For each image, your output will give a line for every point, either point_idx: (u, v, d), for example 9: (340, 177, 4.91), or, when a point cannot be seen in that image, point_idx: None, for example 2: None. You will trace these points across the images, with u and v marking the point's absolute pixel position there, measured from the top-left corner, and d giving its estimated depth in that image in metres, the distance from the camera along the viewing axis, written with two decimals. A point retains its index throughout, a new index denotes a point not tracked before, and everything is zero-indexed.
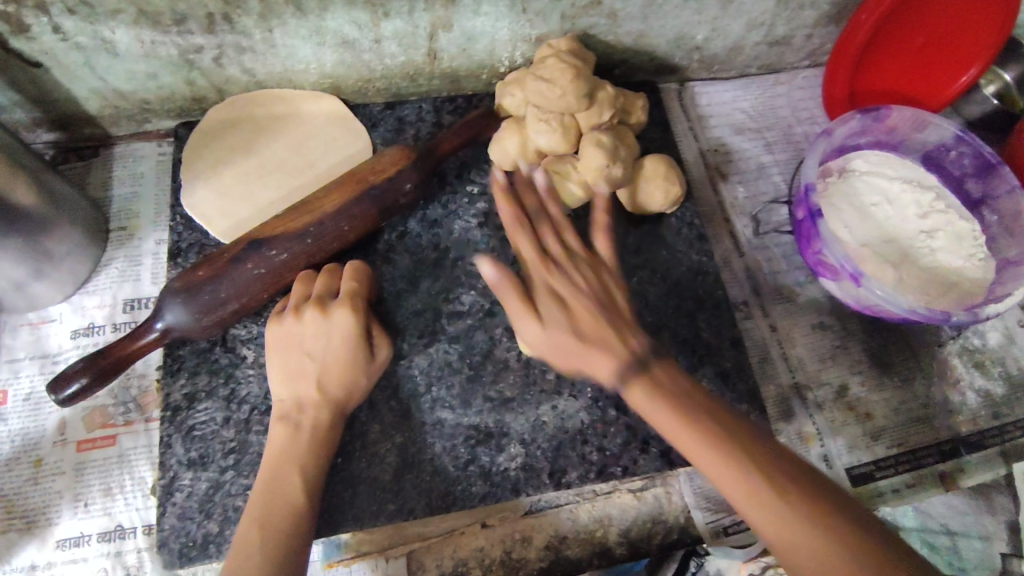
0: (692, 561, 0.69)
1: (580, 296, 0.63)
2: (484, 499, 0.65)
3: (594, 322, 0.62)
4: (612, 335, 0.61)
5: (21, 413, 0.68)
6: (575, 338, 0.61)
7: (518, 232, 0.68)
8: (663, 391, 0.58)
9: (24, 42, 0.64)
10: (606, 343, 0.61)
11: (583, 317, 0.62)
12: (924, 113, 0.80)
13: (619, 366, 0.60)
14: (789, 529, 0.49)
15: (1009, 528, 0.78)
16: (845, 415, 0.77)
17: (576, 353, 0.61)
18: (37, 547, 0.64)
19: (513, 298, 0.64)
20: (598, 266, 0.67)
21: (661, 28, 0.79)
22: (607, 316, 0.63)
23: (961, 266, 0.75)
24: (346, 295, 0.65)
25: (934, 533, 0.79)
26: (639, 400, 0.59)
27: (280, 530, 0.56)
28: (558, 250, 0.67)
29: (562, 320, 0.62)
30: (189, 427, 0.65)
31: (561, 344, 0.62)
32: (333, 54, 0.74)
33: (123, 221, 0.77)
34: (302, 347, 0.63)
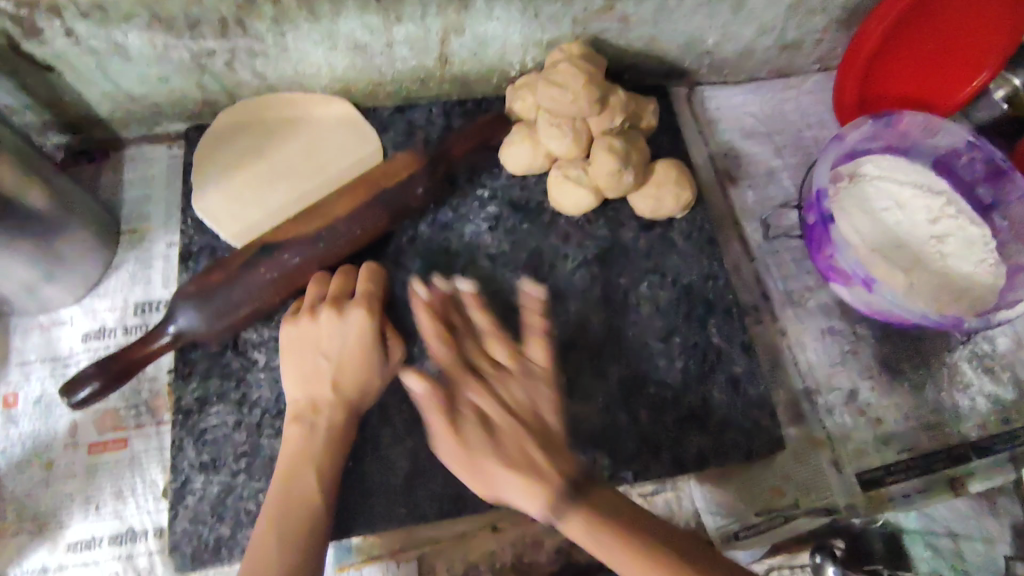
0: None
1: (513, 426, 0.60)
2: (495, 504, 0.65)
3: (500, 448, 0.59)
4: (536, 460, 0.59)
5: (32, 415, 0.68)
6: (488, 462, 0.59)
7: (497, 341, 0.65)
8: (493, 431, 0.60)
9: (36, 45, 0.64)
10: (530, 467, 0.58)
11: (500, 446, 0.59)
12: (935, 118, 0.80)
13: (545, 500, 0.57)
14: (649, 564, 0.53)
15: (1011, 532, 0.79)
16: (855, 421, 0.76)
17: (474, 450, 0.60)
18: (48, 550, 0.64)
19: (436, 414, 0.61)
20: (538, 384, 0.63)
21: (672, 32, 0.79)
22: (528, 440, 0.60)
23: (973, 272, 0.75)
24: (362, 296, 0.65)
25: (936, 536, 0.82)
26: (576, 529, 0.57)
27: (297, 533, 0.56)
28: (488, 366, 0.64)
29: (484, 443, 0.60)
30: (201, 431, 0.65)
31: (472, 458, 0.60)
32: (344, 58, 0.74)
33: (134, 224, 0.77)
34: (318, 349, 0.63)
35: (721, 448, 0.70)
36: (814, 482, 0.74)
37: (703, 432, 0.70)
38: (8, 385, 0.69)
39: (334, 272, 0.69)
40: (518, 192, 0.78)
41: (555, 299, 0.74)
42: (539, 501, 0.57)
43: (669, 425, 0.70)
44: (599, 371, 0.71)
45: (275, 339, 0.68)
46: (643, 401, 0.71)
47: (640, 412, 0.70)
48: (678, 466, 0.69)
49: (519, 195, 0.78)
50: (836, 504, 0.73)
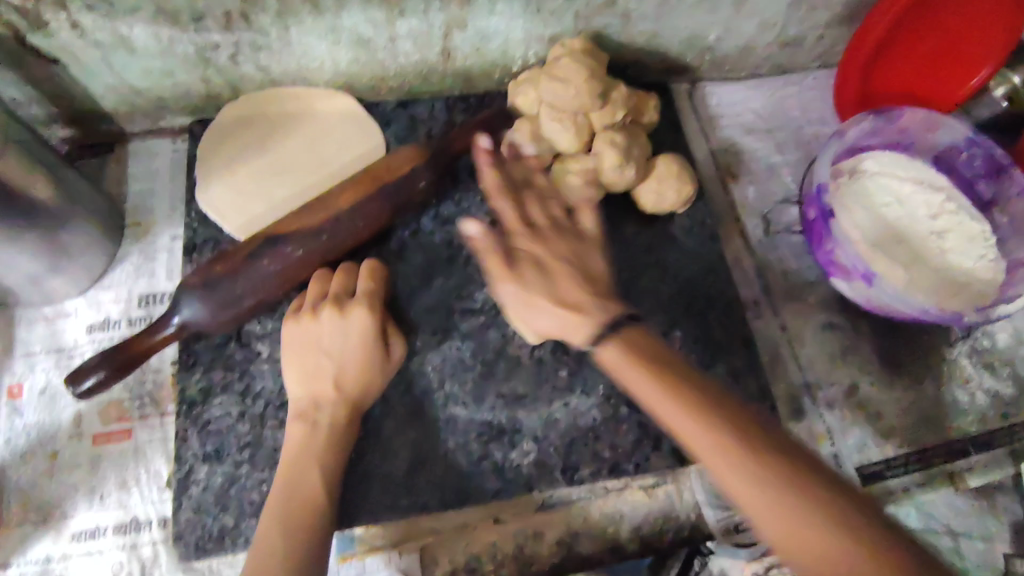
0: (697, 560, 0.68)
1: (568, 271, 0.64)
2: (497, 495, 0.65)
3: (582, 295, 0.63)
4: (579, 300, 0.63)
5: (37, 406, 0.68)
6: (553, 302, 0.63)
7: (503, 197, 0.69)
8: (638, 356, 0.58)
9: (42, 38, 0.65)
10: (585, 305, 0.62)
11: (564, 287, 0.63)
12: (935, 115, 0.81)
13: (597, 325, 0.61)
14: (780, 501, 0.50)
15: (1011, 529, 0.76)
16: (854, 414, 0.77)
17: (623, 363, 0.58)
18: (52, 539, 0.64)
19: (495, 261, 0.66)
20: (585, 243, 0.68)
21: (673, 28, 0.80)
22: (585, 287, 0.64)
23: (972, 267, 0.75)
24: (363, 292, 0.66)
25: (936, 534, 0.76)
26: (611, 358, 0.59)
27: (302, 526, 0.56)
28: (543, 222, 0.68)
29: (538, 283, 0.64)
30: (205, 422, 0.65)
31: (531, 306, 0.64)
32: (348, 53, 0.74)
33: (138, 216, 0.77)
34: (320, 345, 0.63)
35: None
36: None
37: None
38: (14, 375, 0.70)
39: (335, 269, 0.70)
40: None
41: None
42: (585, 331, 0.61)
43: None
44: None
45: (278, 332, 0.68)
46: None
47: None
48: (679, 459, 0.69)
49: None
50: None
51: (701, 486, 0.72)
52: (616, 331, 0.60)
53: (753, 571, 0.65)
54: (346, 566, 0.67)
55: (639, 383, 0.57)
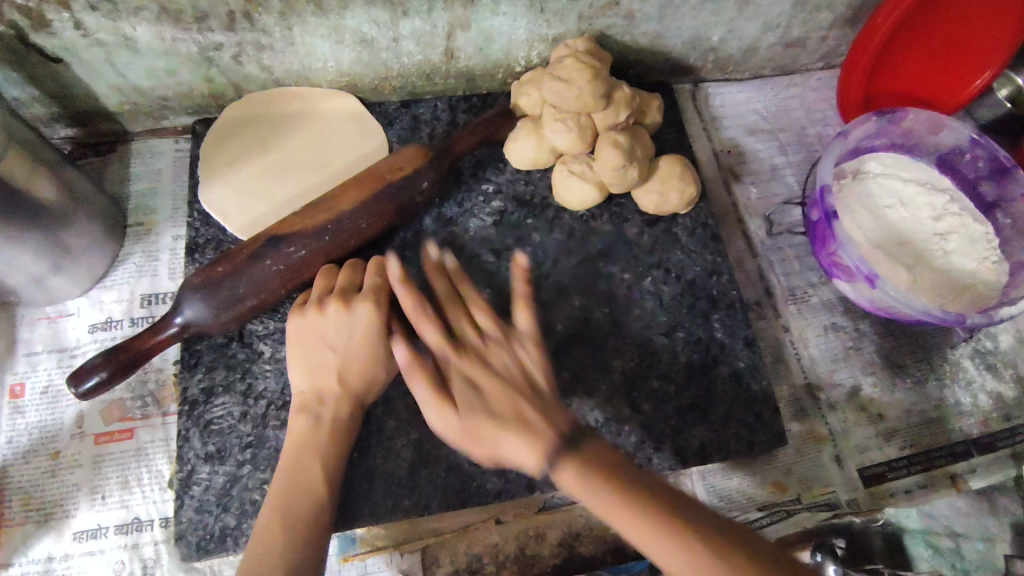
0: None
1: (502, 392, 0.58)
2: (499, 496, 0.65)
3: (486, 410, 0.57)
4: (528, 417, 0.56)
5: (38, 406, 0.68)
6: (492, 426, 0.56)
7: (453, 309, 0.64)
8: (590, 464, 0.52)
9: (44, 38, 0.65)
10: (528, 419, 0.56)
11: (495, 398, 0.57)
12: (940, 116, 0.80)
13: (544, 448, 0.54)
14: None
15: (1011, 530, 0.74)
16: (857, 416, 0.77)
17: (577, 478, 0.51)
18: (54, 539, 0.64)
19: (423, 382, 0.60)
20: (517, 344, 0.62)
21: (677, 29, 0.79)
22: (524, 395, 0.58)
23: (975, 269, 0.75)
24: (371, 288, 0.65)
25: (938, 534, 0.74)
26: (568, 480, 0.52)
27: (301, 520, 0.56)
28: (475, 333, 0.62)
29: (476, 406, 0.57)
30: (207, 422, 0.65)
31: (471, 430, 0.57)
32: (351, 53, 0.74)
33: (140, 216, 0.77)
34: (323, 340, 0.63)
35: (724, 442, 0.70)
36: (816, 477, 0.75)
37: (705, 427, 0.71)
38: (16, 375, 0.70)
39: (341, 265, 0.69)
40: (522, 187, 0.79)
41: (559, 293, 0.74)
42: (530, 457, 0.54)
43: (672, 417, 0.71)
44: (603, 366, 0.71)
45: (281, 332, 0.68)
46: (646, 394, 0.71)
47: (643, 405, 0.71)
48: (681, 459, 0.69)
49: (523, 189, 0.79)
50: (837, 498, 0.74)
51: (703, 486, 0.74)
52: (560, 450, 0.53)
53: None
54: (346, 567, 0.67)
55: (597, 498, 0.50)
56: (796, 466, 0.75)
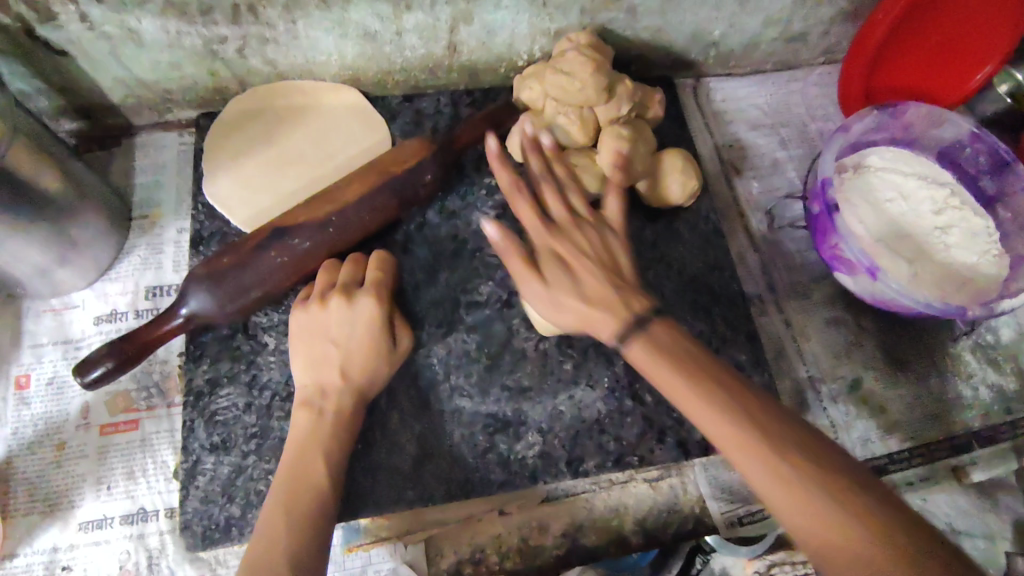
0: (698, 558, 0.69)
1: (590, 271, 0.62)
2: (503, 487, 0.66)
3: (588, 287, 0.61)
4: (608, 295, 0.61)
5: (43, 397, 0.69)
6: (588, 305, 0.61)
7: (519, 197, 0.67)
8: (685, 362, 0.56)
9: (50, 30, 0.65)
10: (607, 303, 0.60)
11: (582, 278, 0.62)
12: (939, 110, 0.81)
13: (620, 328, 0.59)
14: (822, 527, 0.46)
15: (1011, 528, 0.76)
16: (859, 409, 0.77)
17: (666, 365, 0.56)
18: (59, 529, 0.65)
19: (517, 261, 0.63)
20: (606, 228, 0.67)
21: (678, 24, 0.80)
22: (602, 271, 0.62)
23: (975, 262, 0.75)
24: (371, 283, 0.67)
25: (937, 534, 0.75)
26: (637, 354, 0.58)
27: (303, 513, 0.56)
28: (564, 216, 0.66)
29: (562, 281, 0.62)
30: (212, 413, 0.65)
31: (564, 301, 0.61)
32: (354, 46, 0.74)
33: (145, 209, 0.77)
34: (325, 334, 0.64)
35: None
36: None
37: None
38: (21, 367, 0.70)
39: (344, 259, 0.70)
40: None
41: None
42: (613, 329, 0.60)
43: None
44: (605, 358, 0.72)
45: (285, 324, 0.69)
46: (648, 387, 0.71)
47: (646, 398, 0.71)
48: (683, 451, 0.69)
49: None
50: None
51: (705, 478, 0.72)
52: (642, 334, 0.58)
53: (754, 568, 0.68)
54: (351, 558, 0.68)
55: (670, 383, 0.56)
56: None
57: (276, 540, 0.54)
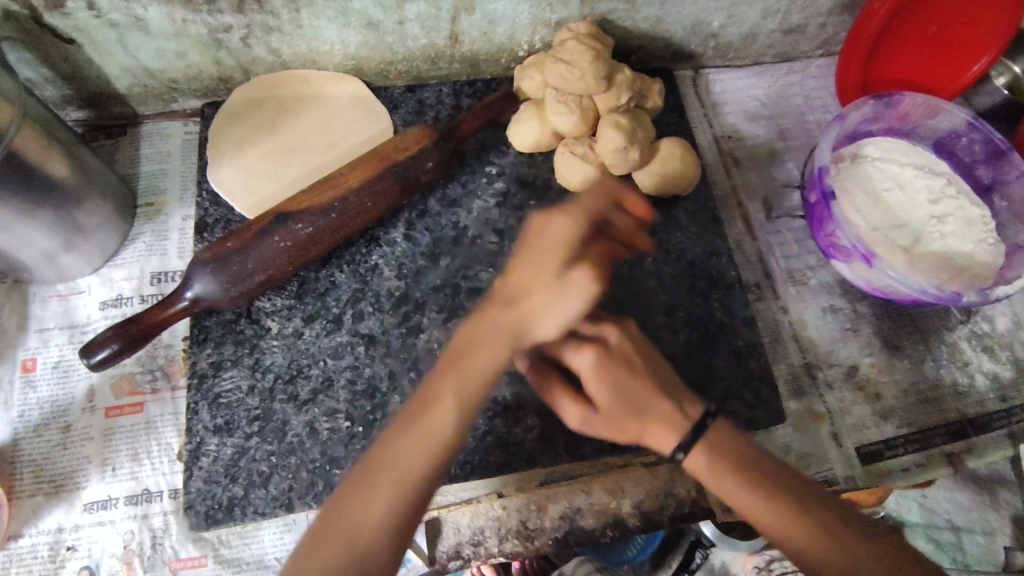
0: (699, 554, 0.88)
1: (627, 396, 0.59)
2: (502, 468, 0.67)
3: (619, 406, 0.60)
4: (644, 401, 0.60)
5: (50, 380, 0.70)
6: (641, 420, 0.60)
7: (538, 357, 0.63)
8: (747, 469, 0.58)
9: (57, 18, 0.66)
10: (652, 409, 0.60)
11: (619, 407, 0.60)
12: (935, 99, 0.81)
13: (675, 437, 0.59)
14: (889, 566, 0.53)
15: (1010, 521, 0.92)
16: (855, 395, 0.78)
17: (733, 478, 0.58)
18: (65, 510, 0.66)
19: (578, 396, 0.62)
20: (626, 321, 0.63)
21: (678, 14, 0.81)
22: (639, 375, 0.60)
23: (972, 250, 0.76)
24: (586, 208, 0.56)
25: (938, 529, 0.96)
26: (698, 461, 0.59)
27: (438, 450, 0.50)
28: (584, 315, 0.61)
29: (617, 406, 0.60)
30: (215, 395, 0.66)
31: (625, 421, 0.60)
32: (357, 35, 0.75)
33: (150, 197, 0.78)
34: (552, 263, 0.53)
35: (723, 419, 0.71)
36: (815, 454, 0.75)
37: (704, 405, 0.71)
38: (28, 350, 0.71)
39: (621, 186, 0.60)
40: (526, 169, 0.80)
41: None
42: (672, 437, 0.60)
43: None
44: None
45: (287, 308, 0.70)
46: None
47: None
48: None
49: (526, 172, 0.80)
50: (834, 475, 0.74)
51: None
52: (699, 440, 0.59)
53: (753, 563, 0.83)
54: None
55: (727, 480, 0.58)
56: (795, 444, 0.75)
57: (408, 470, 0.50)
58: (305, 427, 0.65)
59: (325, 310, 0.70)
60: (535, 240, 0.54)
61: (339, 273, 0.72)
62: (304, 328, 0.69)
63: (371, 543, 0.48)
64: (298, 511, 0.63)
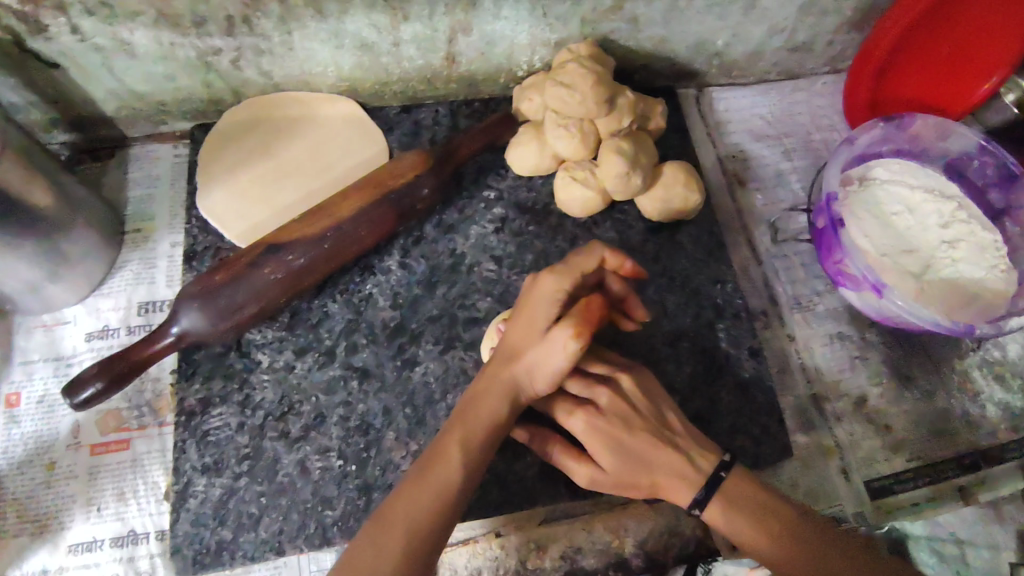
0: (699, 568, 0.70)
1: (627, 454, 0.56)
2: (500, 507, 0.65)
3: (619, 465, 0.56)
4: (648, 457, 0.56)
5: (34, 416, 0.68)
6: (648, 477, 0.56)
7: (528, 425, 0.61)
8: (775, 519, 0.54)
9: (40, 42, 0.64)
10: (655, 465, 0.56)
11: (617, 466, 0.56)
12: (946, 121, 0.79)
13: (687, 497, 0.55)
14: None
15: (1016, 537, 0.77)
16: (864, 427, 0.75)
17: (758, 531, 0.54)
18: (48, 552, 0.63)
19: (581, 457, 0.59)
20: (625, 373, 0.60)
21: (681, 33, 0.78)
22: (639, 434, 0.56)
23: (984, 278, 0.73)
24: (576, 265, 0.57)
25: (942, 542, 0.78)
26: (716, 514, 0.55)
27: (445, 490, 0.51)
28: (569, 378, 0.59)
29: (618, 465, 0.56)
30: (204, 433, 0.64)
31: (630, 478, 0.57)
32: (351, 57, 0.73)
33: (138, 223, 0.76)
34: (537, 328, 0.56)
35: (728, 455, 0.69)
36: (822, 488, 0.73)
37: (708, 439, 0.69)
38: (12, 384, 0.69)
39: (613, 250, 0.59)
40: (525, 193, 0.78)
41: None
42: (685, 493, 0.55)
43: None
44: None
45: (278, 341, 0.68)
46: None
47: None
48: None
49: (525, 196, 0.78)
50: (843, 511, 0.72)
51: None
52: (715, 490, 0.55)
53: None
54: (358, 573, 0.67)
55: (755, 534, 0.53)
56: (802, 477, 0.73)
57: (412, 505, 0.50)
58: (296, 466, 0.63)
59: (318, 342, 0.68)
60: (529, 308, 0.57)
61: (331, 303, 0.70)
62: (296, 362, 0.67)
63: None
64: (288, 554, 0.61)
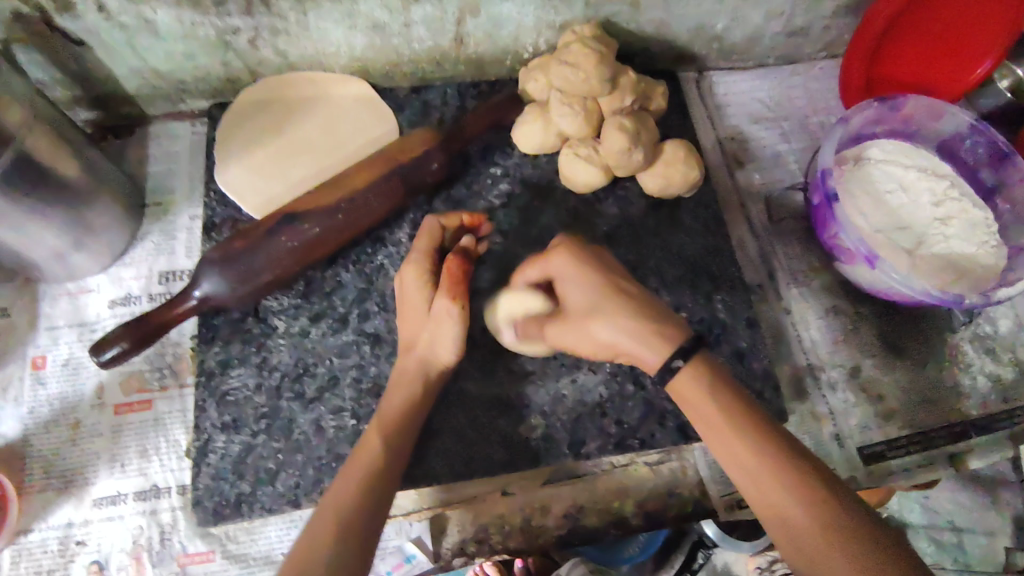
0: (700, 553, 0.77)
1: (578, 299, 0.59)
2: (506, 467, 0.67)
3: (600, 295, 0.58)
4: (626, 291, 0.59)
5: (59, 377, 0.71)
6: (621, 311, 0.57)
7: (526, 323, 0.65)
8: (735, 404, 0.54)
9: (68, 20, 0.67)
10: (633, 302, 0.58)
11: (592, 293, 0.59)
12: (939, 102, 0.82)
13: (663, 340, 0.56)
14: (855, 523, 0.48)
15: (1012, 524, 0.86)
16: (857, 396, 0.78)
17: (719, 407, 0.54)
18: (74, 505, 0.67)
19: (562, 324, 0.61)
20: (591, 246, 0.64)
21: (682, 17, 0.81)
22: (598, 269, 0.60)
23: (974, 253, 0.76)
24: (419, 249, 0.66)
25: (939, 530, 0.88)
26: (686, 381, 0.55)
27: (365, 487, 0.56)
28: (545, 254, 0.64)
29: (590, 294, 0.59)
30: (223, 393, 0.67)
31: (607, 310, 0.58)
32: (363, 38, 0.76)
33: (158, 197, 0.79)
34: (417, 305, 0.65)
35: None
36: (816, 454, 0.76)
37: None
38: (38, 348, 0.72)
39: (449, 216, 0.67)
40: (530, 170, 0.80)
41: None
42: (656, 335, 0.56)
43: None
44: None
45: (294, 307, 0.71)
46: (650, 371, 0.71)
47: (647, 382, 0.71)
48: (684, 435, 0.70)
49: (530, 173, 0.80)
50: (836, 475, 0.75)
51: (705, 462, 0.73)
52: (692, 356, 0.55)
53: (756, 565, 0.77)
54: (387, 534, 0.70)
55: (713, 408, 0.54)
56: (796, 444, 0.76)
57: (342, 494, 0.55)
58: (311, 426, 0.66)
59: (332, 309, 0.71)
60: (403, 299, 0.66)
61: (344, 273, 0.73)
62: (311, 327, 0.70)
63: (326, 542, 0.51)
64: (304, 507, 0.64)
